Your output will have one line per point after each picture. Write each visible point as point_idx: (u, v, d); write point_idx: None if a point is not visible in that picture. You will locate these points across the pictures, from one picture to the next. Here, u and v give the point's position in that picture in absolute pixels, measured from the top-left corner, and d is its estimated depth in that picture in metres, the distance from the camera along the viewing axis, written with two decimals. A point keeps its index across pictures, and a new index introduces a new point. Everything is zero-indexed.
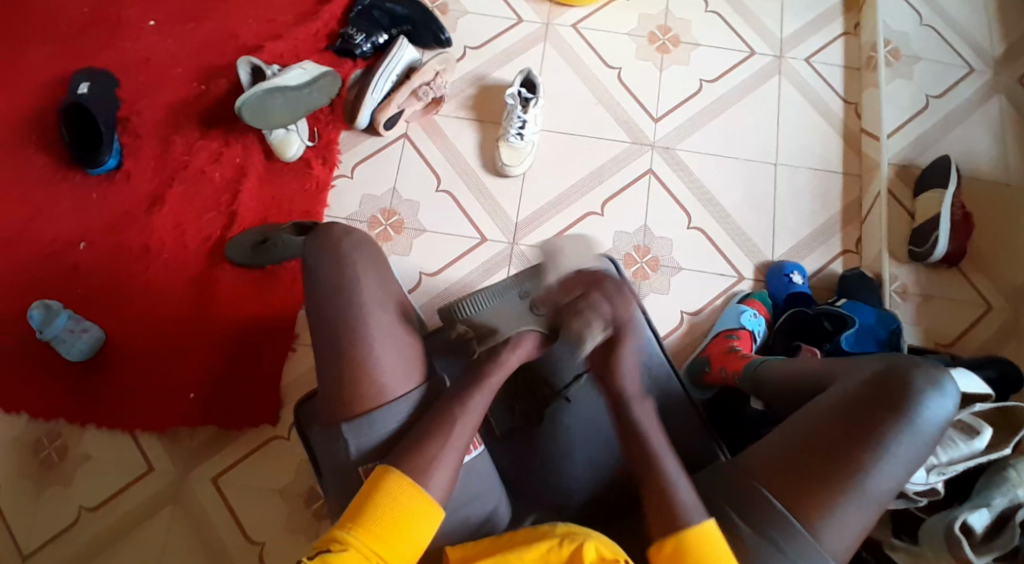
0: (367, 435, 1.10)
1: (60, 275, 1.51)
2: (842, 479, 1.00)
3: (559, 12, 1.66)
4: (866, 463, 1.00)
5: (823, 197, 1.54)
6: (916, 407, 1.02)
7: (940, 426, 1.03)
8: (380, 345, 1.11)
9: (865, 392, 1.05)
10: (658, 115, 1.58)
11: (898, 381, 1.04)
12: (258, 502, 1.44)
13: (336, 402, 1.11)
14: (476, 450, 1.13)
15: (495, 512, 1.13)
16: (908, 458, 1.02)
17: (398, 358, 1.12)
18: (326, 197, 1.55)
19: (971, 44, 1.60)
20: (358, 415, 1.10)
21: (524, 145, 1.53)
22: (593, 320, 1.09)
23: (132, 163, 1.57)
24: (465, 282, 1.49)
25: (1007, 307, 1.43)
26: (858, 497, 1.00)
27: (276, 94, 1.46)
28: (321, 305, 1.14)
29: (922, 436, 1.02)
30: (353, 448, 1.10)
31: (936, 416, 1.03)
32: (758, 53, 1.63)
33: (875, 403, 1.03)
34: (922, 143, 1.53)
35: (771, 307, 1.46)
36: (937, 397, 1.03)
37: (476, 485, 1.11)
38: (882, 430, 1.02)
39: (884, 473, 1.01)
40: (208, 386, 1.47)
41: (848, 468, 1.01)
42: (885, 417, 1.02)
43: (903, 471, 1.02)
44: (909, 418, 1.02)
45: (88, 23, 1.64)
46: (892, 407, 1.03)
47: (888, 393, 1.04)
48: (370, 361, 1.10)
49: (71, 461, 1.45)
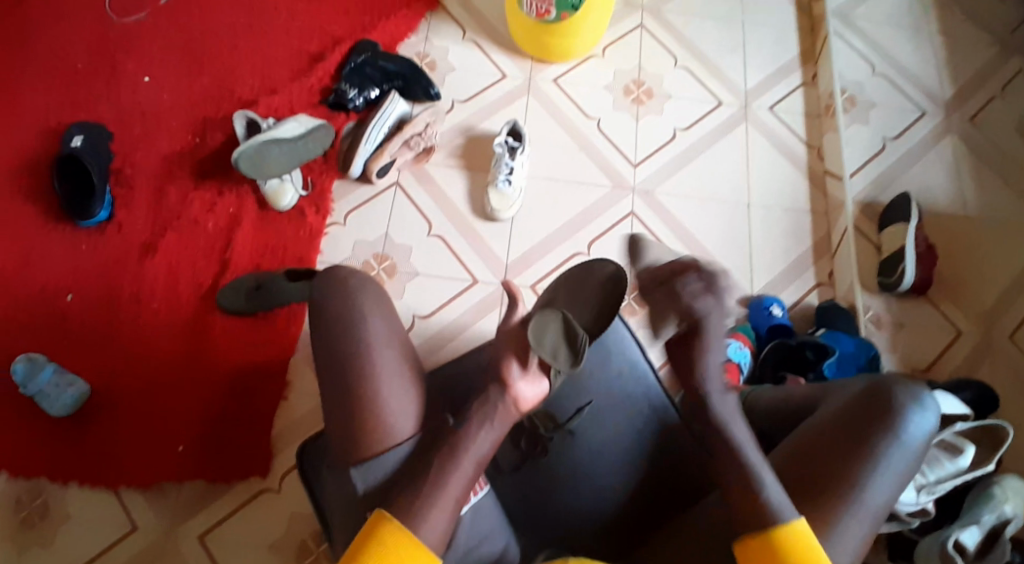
0: (376, 472, 1.05)
1: (49, 326, 1.49)
2: (841, 494, 1.04)
3: (541, 68, 1.75)
4: (860, 475, 1.04)
5: (794, 234, 1.63)
6: (900, 421, 1.06)
7: (926, 440, 1.07)
8: (387, 386, 1.08)
9: (850, 409, 1.09)
10: (637, 161, 1.67)
11: (880, 397, 1.08)
12: (246, 559, 1.40)
13: (344, 438, 1.08)
14: (481, 490, 1.10)
15: (506, 551, 1.11)
16: (898, 472, 1.06)
17: (404, 396, 1.08)
18: (319, 244, 1.59)
19: (923, 90, 1.75)
20: (368, 458, 1.06)
21: (511, 191, 1.59)
22: (669, 314, 1.14)
23: (125, 214, 1.58)
24: (459, 323, 1.54)
25: (974, 334, 1.53)
26: (857, 511, 1.03)
27: (272, 145, 1.51)
28: (329, 343, 1.11)
29: (910, 449, 1.06)
30: (359, 485, 1.06)
31: (921, 428, 1.07)
32: (726, 103, 1.74)
33: (864, 421, 1.07)
34: (883, 183, 1.65)
35: (755, 339, 1.52)
36: (919, 411, 1.07)
37: (483, 525, 1.09)
38: (872, 443, 1.05)
39: (878, 485, 1.04)
40: (198, 437, 1.45)
41: (843, 484, 1.04)
42: (874, 430, 1.06)
43: (895, 485, 1.05)
44: (894, 431, 1.06)
45: (82, 79, 1.67)
46: (878, 422, 1.06)
47: (873, 408, 1.08)
48: (379, 399, 1.07)
49: (55, 520, 1.41)
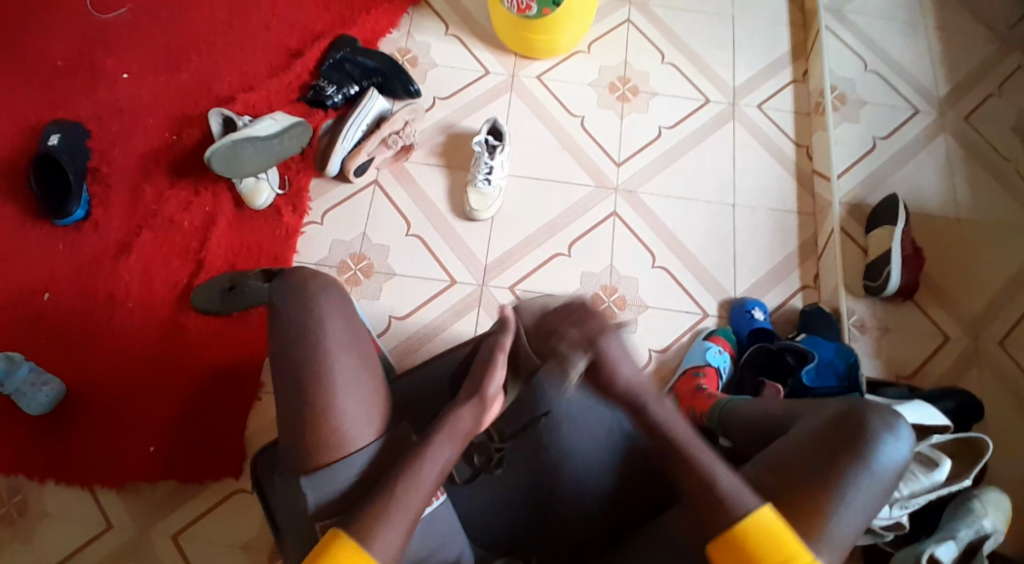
0: (327, 486, 1.02)
1: (24, 325, 1.49)
2: (806, 524, 0.98)
3: (524, 65, 1.72)
4: (828, 504, 0.99)
5: (781, 236, 1.59)
6: (873, 449, 1.01)
7: (897, 470, 1.02)
8: (342, 390, 1.04)
9: (822, 435, 1.04)
10: (620, 160, 1.64)
11: (854, 424, 1.04)
12: (220, 558, 1.40)
13: (293, 449, 1.04)
14: (439, 499, 1.06)
15: (460, 560, 1.08)
16: (867, 503, 1.00)
17: (363, 406, 1.06)
18: (296, 243, 1.57)
19: (916, 88, 1.70)
20: (319, 468, 1.02)
21: (492, 190, 1.57)
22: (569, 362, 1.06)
23: (101, 213, 1.57)
24: (434, 325, 1.51)
25: (963, 338, 1.49)
26: (823, 544, 0.98)
27: (247, 144, 1.48)
28: (283, 348, 1.08)
29: (880, 479, 1.01)
30: (312, 501, 1.03)
31: (893, 458, 1.02)
32: (713, 100, 1.70)
33: (837, 446, 1.02)
34: (872, 183, 1.61)
35: (735, 342, 1.49)
36: (892, 440, 1.02)
37: (439, 534, 1.05)
38: (840, 471, 1.00)
39: (845, 515, 0.99)
40: (170, 438, 1.45)
41: (811, 512, 0.99)
42: (844, 458, 1.01)
43: (863, 517, 1.00)
44: (866, 460, 1.01)
45: (62, 76, 1.67)
46: (851, 449, 1.01)
47: (845, 435, 1.03)
48: (331, 406, 1.03)
49: (29, 519, 1.41)
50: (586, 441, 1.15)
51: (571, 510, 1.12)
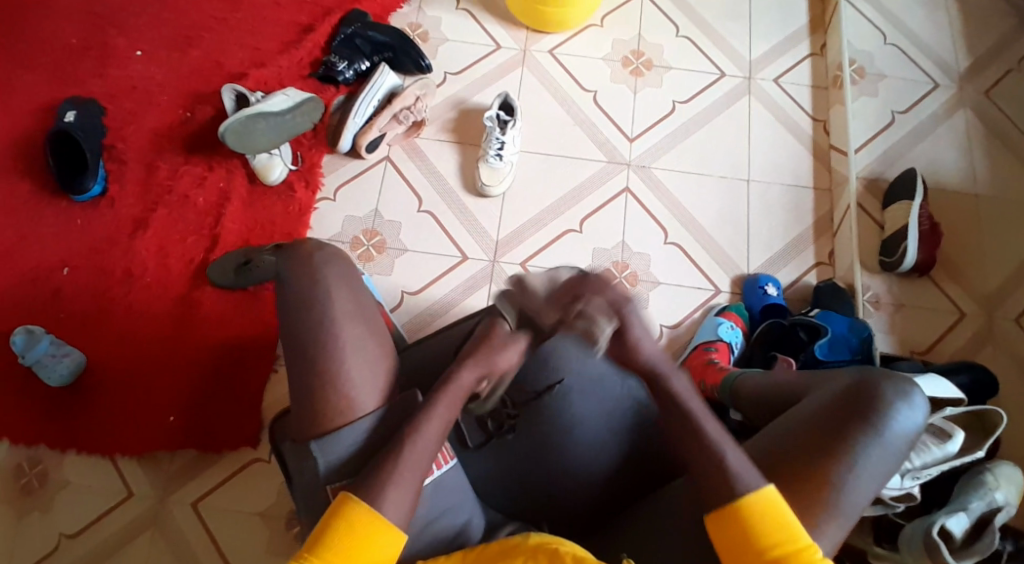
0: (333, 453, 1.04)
1: (43, 300, 1.52)
2: (817, 490, 0.98)
3: (536, 39, 1.71)
4: (839, 471, 0.99)
5: (796, 212, 1.58)
6: (885, 418, 1.01)
7: (910, 438, 1.02)
8: (349, 361, 1.06)
9: (834, 403, 1.04)
10: (632, 136, 1.63)
11: (867, 392, 1.03)
12: (237, 526, 1.43)
13: (301, 420, 1.06)
14: (447, 464, 1.08)
15: (468, 524, 1.08)
16: (879, 471, 1.00)
17: (371, 375, 1.07)
18: (309, 219, 1.58)
19: (937, 60, 1.66)
20: (326, 433, 1.04)
21: (503, 166, 1.56)
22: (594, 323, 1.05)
23: (117, 190, 1.59)
24: (446, 301, 1.52)
25: (980, 316, 1.47)
26: (834, 510, 0.98)
27: (259, 119, 1.49)
28: (290, 322, 1.09)
29: (893, 446, 1.01)
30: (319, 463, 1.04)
31: (906, 426, 1.02)
32: (728, 74, 1.68)
33: (848, 414, 1.02)
34: (889, 158, 1.58)
35: (748, 319, 1.48)
36: (906, 409, 1.02)
37: (445, 499, 1.07)
38: (853, 438, 1.00)
39: (857, 482, 0.99)
40: (187, 409, 1.47)
41: (823, 479, 0.99)
42: (856, 425, 1.01)
43: (876, 484, 1.00)
44: (879, 427, 1.01)
45: (76, 54, 1.68)
46: (863, 417, 1.01)
47: (858, 404, 1.03)
48: (338, 377, 1.05)
49: (51, 487, 1.44)
50: (597, 409, 1.16)
51: (585, 475, 1.14)
